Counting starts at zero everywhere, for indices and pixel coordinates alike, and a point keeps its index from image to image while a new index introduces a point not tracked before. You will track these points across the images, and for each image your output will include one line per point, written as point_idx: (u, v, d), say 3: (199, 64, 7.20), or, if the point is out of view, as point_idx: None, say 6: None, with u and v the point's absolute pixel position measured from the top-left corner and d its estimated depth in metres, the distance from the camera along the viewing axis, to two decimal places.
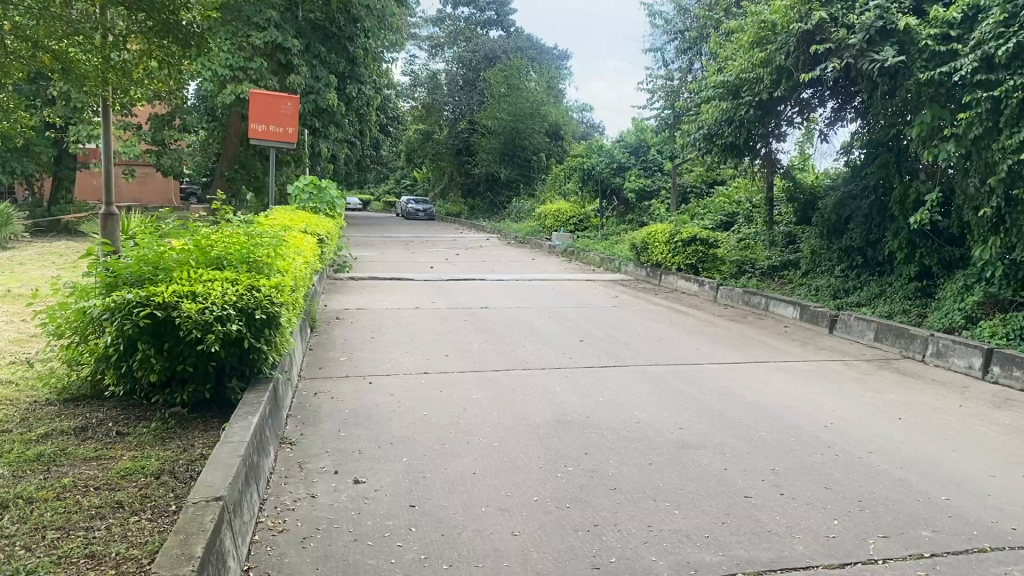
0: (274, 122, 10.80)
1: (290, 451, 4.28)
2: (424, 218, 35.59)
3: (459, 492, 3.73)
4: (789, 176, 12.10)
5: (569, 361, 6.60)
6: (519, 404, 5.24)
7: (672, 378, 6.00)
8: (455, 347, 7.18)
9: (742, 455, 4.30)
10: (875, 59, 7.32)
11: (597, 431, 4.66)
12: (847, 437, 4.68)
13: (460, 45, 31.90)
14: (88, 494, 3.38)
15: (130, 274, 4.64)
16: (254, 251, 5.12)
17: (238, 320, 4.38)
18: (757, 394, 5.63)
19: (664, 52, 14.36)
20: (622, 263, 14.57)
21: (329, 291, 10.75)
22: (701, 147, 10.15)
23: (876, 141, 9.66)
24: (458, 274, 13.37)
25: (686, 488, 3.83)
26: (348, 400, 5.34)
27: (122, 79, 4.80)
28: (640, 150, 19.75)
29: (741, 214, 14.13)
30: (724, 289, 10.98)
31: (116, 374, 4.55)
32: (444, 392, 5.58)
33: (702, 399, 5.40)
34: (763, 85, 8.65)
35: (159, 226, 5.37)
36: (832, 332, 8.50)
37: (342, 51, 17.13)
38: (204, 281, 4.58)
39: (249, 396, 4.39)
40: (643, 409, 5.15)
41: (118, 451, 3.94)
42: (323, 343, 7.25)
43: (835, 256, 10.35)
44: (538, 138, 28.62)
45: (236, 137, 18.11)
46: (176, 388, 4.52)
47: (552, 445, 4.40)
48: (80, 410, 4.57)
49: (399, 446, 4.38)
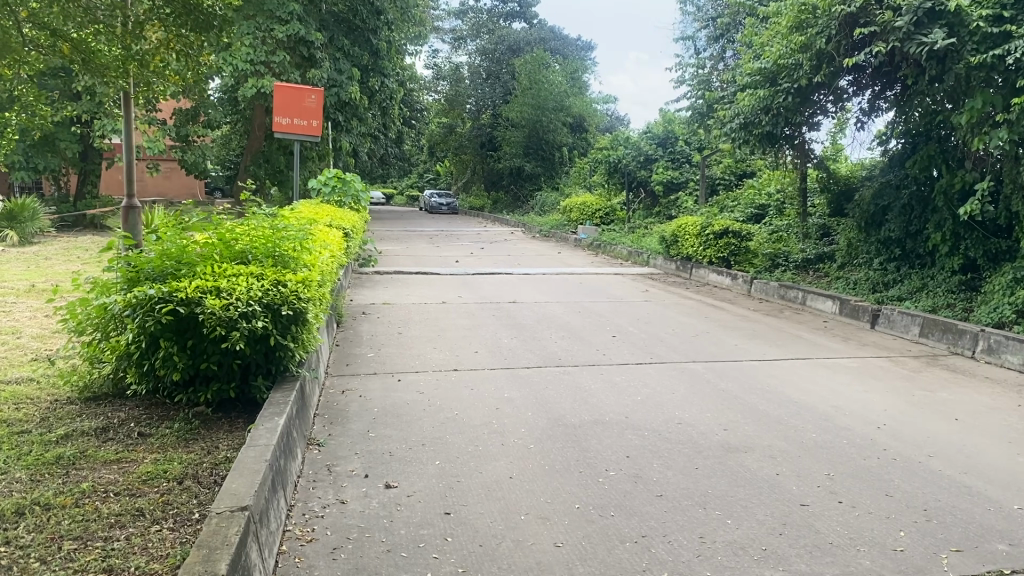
0: (297, 116, 10.63)
1: (317, 453, 4.10)
2: (448, 212, 35.53)
3: (497, 498, 3.53)
4: (823, 167, 11.77)
5: (603, 358, 6.37)
6: (554, 403, 5.02)
7: (711, 377, 5.76)
8: (484, 343, 6.98)
9: (794, 460, 4.05)
10: (923, 43, 7.00)
11: (637, 432, 4.44)
12: (903, 440, 4.41)
13: (483, 36, 31.10)
14: (108, 500, 3.22)
15: (152, 269, 4.46)
16: (280, 244, 4.94)
17: (264, 316, 4.21)
18: (803, 393, 5.38)
19: (696, 40, 14.11)
20: (650, 256, 14.31)
21: (354, 286, 10.59)
22: (736, 137, 9.77)
23: (917, 129, 9.34)
24: (484, 268, 13.17)
25: (737, 495, 3.60)
26: (376, 398, 5.16)
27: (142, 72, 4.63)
28: (667, 142, 19.39)
29: (772, 206, 13.83)
30: (759, 283, 10.73)
31: (138, 373, 4.39)
32: (475, 390, 5.39)
33: (744, 398, 5.17)
34: (803, 71, 8.34)
35: (182, 217, 5.19)
36: (873, 327, 8.21)
37: (366, 44, 16.95)
38: (229, 276, 4.41)
39: (275, 395, 4.21)
40: (683, 408, 4.92)
41: (139, 454, 3.77)
42: (350, 338, 7.08)
43: (873, 248, 10.02)
44: (562, 131, 28.31)
45: (259, 132, 17.92)
46: (199, 387, 4.35)
47: (591, 446, 4.19)
48: (101, 409, 4.43)
49: (431, 447, 4.19)
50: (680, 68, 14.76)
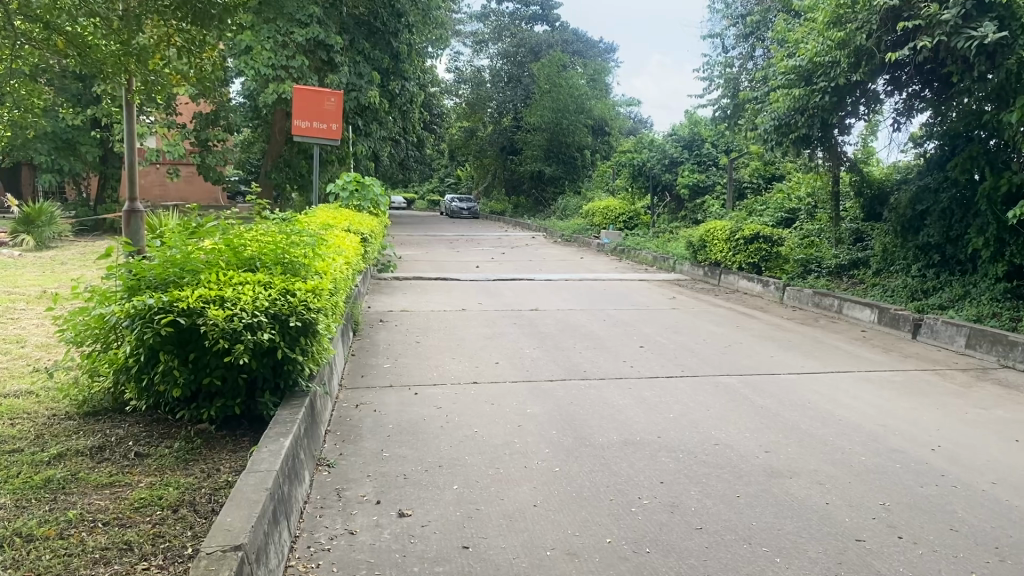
0: (316, 119, 10.40)
1: (326, 476, 3.82)
2: (469, 217, 35.35)
3: (520, 530, 3.22)
4: (856, 171, 11.37)
5: (631, 370, 6.04)
6: (580, 420, 4.70)
7: (748, 392, 5.41)
8: (506, 353, 6.67)
9: (844, 487, 3.70)
10: (972, 36, 6.61)
11: (671, 455, 4.11)
12: (961, 464, 4.05)
13: (505, 40, 30.86)
14: (95, 531, 2.94)
15: (154, 277, 4.18)
16: (290, 251, 4.67)
17: (270, 328, 3.93)
18: (847, 410, 5.02)
19: (724, 38, 13.80)
20: (676, 262, 13.94)
21: (373, 292, 10.34)
22: (770, 138, 9.41)
23: (955, 131, 9.02)
24: (506, 274, 12.86)
25: (785, 528, 3.26)
26: (392, 414, 4.87)
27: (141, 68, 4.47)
28: (693, 144, 18.94)
29: (803, 210, 13.43)
30: (791, 290, 10.36)
31: (138, 388, 4.13)
32: (496, 405, 5.08)
33: (786, 417, 4.82)
34: (840, 69, 7.96)
35: (188, 220, 4.93)
36: (915, 337, 7.80)
37: (387, 47, 16.70)
38: (234, 285, 4.13)
39: (282, 413, 3.93)
40: (720, 428, 4.58)
41: (134, 477, 3.49)
42: (366, 348, 6.80)
43: (910, 254, 9.60)
44: (583, 134, 27.96)
45: (280, 136, 17.76)
46: (203, 403, 4.09)
47: (621, 471, 3.88)
48: (100, 426, 4.17)
49: (448, 470, 3.89)
50: (707, 68, 14.40)
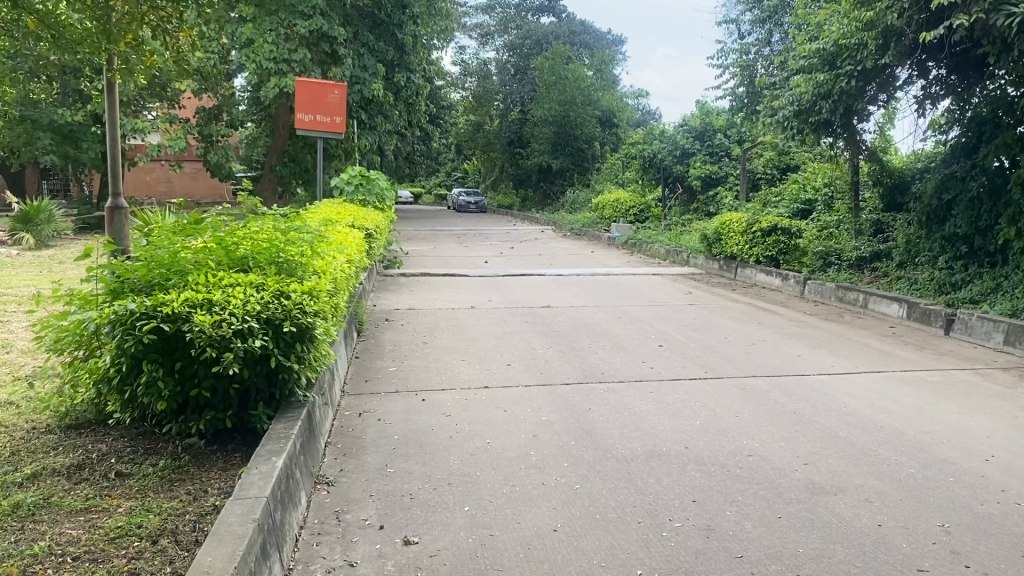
0: (319, 112, 10.04)
1: (326, 496, 3.49)
2: (476, 211, 35.03)
3: (539, 560, 2.88)
4: (875, 159, 10.93)
5: (650, 372, 5.69)
6: (600, 429, 4.36)
7: (778, 395, 5.06)
8: (518, 354, 6.33)
9: (896, 505, 3.35)
10: (1013, 13, 6.21)
11: (701, 468, 3.77)
12: (1021, 477, 3.69)
13: (511, 32, 30.47)
14: (61, 567, 2.62)
15: (139, 279, 3.85)
16: (286, 249, 4.32)
17: (262, 335, 3.61)
18: (887, 415, 4.66)
19: (740, 24, 13.37)
20: (690, 256, 13.60)
21: (379, 290, 10.02)
22: (790, 126, 9.03)
23: (983, 116, 8.65)
24: (515, 269, 12.52)
25: (836, 555, 2.92)
26: (397, 423, 4.54)
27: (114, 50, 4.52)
28: (705, 135, 18.49)
29: (820, 201, 13.02)
30: (813, 284, 9.99)
31: (120, 401, 3.80)
32: (509, 411, 4.74)
33: (822, 423, 4.47)
34: (868, 52, 7.60)
35: (178, 218, 4.60)
36: (947, 334, 7.44)
37: (391, 38, 16.29)
38: (224, 288, 3.79)
39: (276, 426, 3.60)
40: (751, 436, 4.24)
41: (113, 501, 3.17)
42: (371, 349, 6.48)
43: (936, 246, 9.16)
44: (590, 126, 27.53)
45: (284, 129, 17.45)
46: (192, 416, 3.76)
47: (648, 488, 3.53)
48: (81, 441, 3.85)
49: (458, 488, 3.55)
50: (721, 55, 13.99)
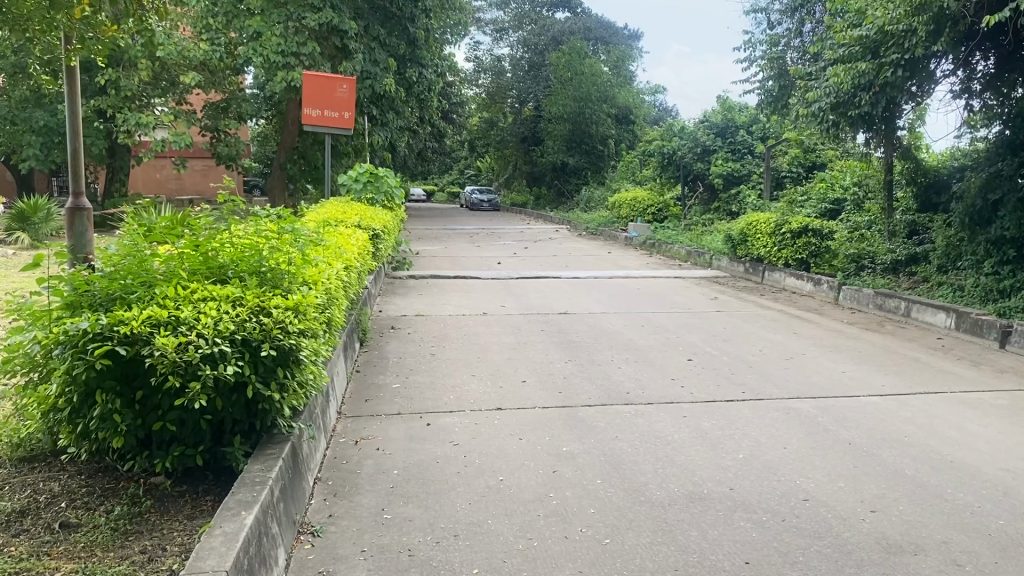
0: (328, 107, 9.49)
1: (308, 550, 2.96)
2: (490, 209, 34.55)
3: None
4: (909, 157, 10.27)
5: (682, 392, 5.12)
6: (630, 464, 3.80)
7: (828, 421, 4.49)
8: (534, 369, 5.77)
9: (993, 571, 2.78)
10: None
11: (751, 518, 3.20)
12: None
13: (526, 28, 29.87)
14: None
15: (96, 291, 3.28)
16: (270, 256, 3.78)
17: (236, 360, 3.08)
18: (956, 446, 4.09)
19: (769, 14, 12.71)
20: (714, 257, 13.02)
21: (385, 294, 9.48)
22: (825, 119, 8.43)
23: None
24: (531, 271, 11.96)
25: None
26: (398, 453, 4.00)
27: (70, 27, 4.13)
28: (726, 131, 17.87)
29: (849, 200, 12.36)
30: (848, 290, 9.38)
31: (73, 434, 3.25)
32: (525, 440, 4.18)
33: (883, 458, 3.89)
34: (917, 39, 7.01)
35: (151, 217, 4.05)
36: (1003, 347, 6.84)
37: (403, 33, 15.70)
38: (195, 302, 3.24)
39: (253, 468, 3.05)
40: (806, 475, 3.66)
41: (52, 562, 2.64)
42: (373, 363, 5.93)
43: (980, 250, 8.47)
44: (606, 123, 26.88)
45: (293, 125, 16.76)
46: (156, 451, 3.22)
47: (691, 545, 2.97)
48: (30, 478, 3.32)
49: (467, 542, 3.01)
50: (748, 46, 13.34)
